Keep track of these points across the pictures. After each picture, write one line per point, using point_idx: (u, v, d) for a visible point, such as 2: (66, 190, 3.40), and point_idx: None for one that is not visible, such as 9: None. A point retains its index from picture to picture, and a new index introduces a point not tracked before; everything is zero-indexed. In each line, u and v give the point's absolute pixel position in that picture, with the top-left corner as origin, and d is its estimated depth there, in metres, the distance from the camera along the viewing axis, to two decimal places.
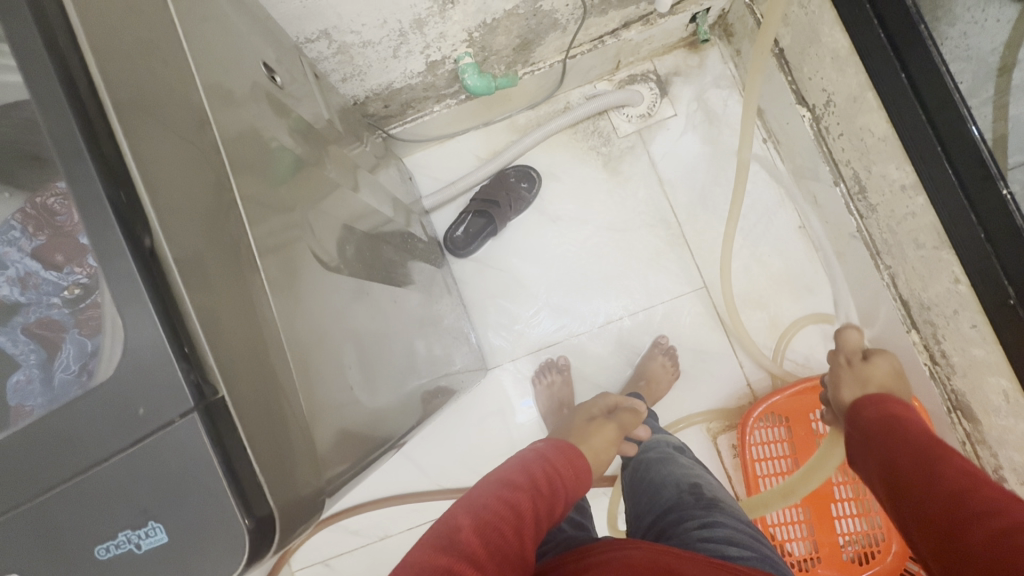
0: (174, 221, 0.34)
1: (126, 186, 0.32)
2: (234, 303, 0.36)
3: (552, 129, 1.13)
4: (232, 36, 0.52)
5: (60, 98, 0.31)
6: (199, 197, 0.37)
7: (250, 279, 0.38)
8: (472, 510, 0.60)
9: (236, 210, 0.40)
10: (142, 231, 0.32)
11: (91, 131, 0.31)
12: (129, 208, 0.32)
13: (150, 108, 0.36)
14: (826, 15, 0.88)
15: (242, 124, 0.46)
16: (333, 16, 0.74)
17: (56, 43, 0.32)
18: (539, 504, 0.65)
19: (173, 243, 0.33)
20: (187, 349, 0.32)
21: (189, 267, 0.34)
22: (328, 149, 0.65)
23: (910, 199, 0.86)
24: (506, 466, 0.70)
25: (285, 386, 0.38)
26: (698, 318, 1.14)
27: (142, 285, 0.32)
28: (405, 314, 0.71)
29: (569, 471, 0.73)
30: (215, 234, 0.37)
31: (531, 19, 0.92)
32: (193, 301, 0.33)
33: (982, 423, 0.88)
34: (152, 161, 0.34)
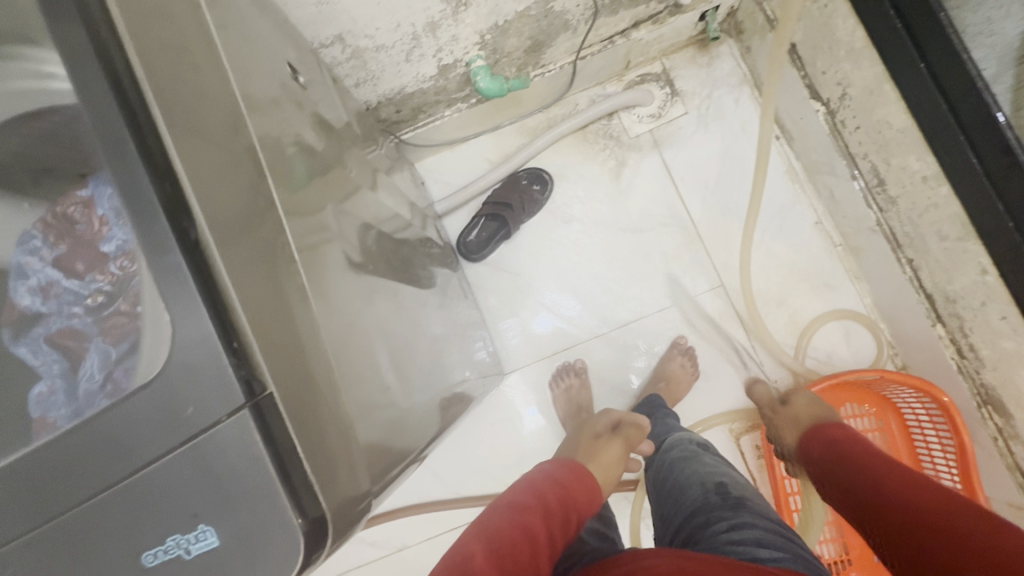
0: (216, 214, 0.34)
1: (171, 179, 0.32)
2: (274, 298, 0.35)
3: (562, 131, 1.13)
4: (256, 38, 0.52)
5: (107, 100, 0.31)
6: (236, 193, 0.37)
7: (286, 273, 0.38)
8: (484, 536, 0.59)
9: (272, 208, 0.40)
10: (187, 223, 0.32)
11: (138, 129, 0.32)
12: (175, 202, 0.32)
13: (187, 100, 0.36)
14: (840, 8, 0.88)
15: (270, 125, 0.46)
16: (348, 21, 0.74)
17: (104, 46, 0.32)
18: (554, 524, 0.63)
19: (217, 236, 0.33)
20: (237, 344, 0.32)
21: (233, 260, 0.33)
22: (349, 151, 0.65)
23: (932, 190, 0.85)
24: (517, 490, 0.68)
25: (323, 381, 0.37)
26: (716, 317, 1.13)
27: (191, 279, 0.31)
28: (426, 317, 0.70)
29: (580, 490, 0.71)
30: (254, 231, 0.37)
31: (542, 21, 0.92)
32: (239, 296, 0.33)
33: (1014, 416, 0.87)
34: (194, 157, 0.34)
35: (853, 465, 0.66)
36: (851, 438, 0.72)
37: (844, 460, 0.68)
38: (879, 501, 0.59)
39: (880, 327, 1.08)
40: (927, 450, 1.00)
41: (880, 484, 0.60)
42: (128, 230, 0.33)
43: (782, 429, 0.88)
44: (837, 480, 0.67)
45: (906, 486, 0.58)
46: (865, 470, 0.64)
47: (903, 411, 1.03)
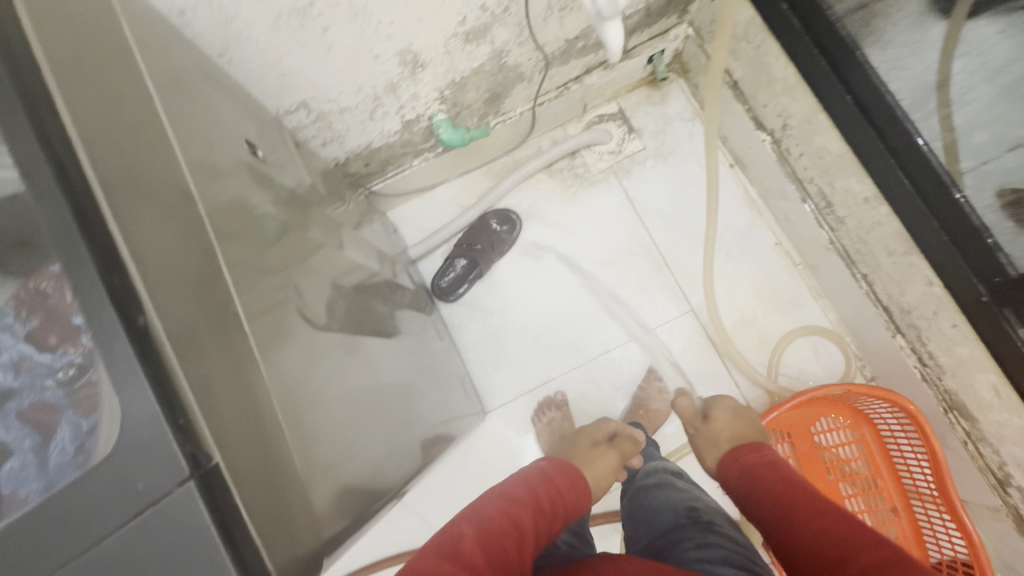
0: (163, 297, 0.36)
1: (118, 269, 0.34)
2: (221, 373, 0.37)
3: (528, 171, 1.18)
4: (214, 116, 0.55)
5: (56, 195, 0.33)
6: (183, 271, 0.39)
7: (234, 346, 0.40)
8: (475, 520, 0.61)
9: (220, 282, 0.42)
10: (135, 310, 0.34)
11: (87, 226, 0.33)
12: (122, 290, 0.34)
13: (134, 187, 0.38)
14: (772, 48, 0.94)
15: (225, 199, 0.49)
16: (310, 88, 0.78)
17: (49, 139, 0.33)
18: (542, 523, 0.64)
19: (165, 320, 0.35)
20: (182, 421, 0.33)
21: (181, 343, 0.35)
22: (312, 212, 0.68)
23: (874, 210, 0.89)
24: (511, 482, 0.69)
25: (270, 444, 0.39)
26: (689, 341, 1.16)
27: (137, 362, 0.33)
28: (395, 365, 0.72)
29: (572, 493, 0.72)
30: (202, 308, 0.39)
31: (498, 74, 0.97)
32: (187, 375, 0.34)
33: (979, 420, 0.89)
34: (143, 246, 0.36)
35: (763, 494, 0.73)
36: (763, 465, 0.79)
37: (757, 489, 0.75)
38: (783, 530, 0.66)
39: (846, 341, 1.11)
40: (903, 459, 1.01)
41: (782, 513, 0.67)
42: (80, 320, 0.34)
43: (705, 449, 0.96)
44: (758, 497, 0.73)
45: (804, 516, 0.65)
46: (773, 498, 0.71)
47: (876, 422, 1.05)
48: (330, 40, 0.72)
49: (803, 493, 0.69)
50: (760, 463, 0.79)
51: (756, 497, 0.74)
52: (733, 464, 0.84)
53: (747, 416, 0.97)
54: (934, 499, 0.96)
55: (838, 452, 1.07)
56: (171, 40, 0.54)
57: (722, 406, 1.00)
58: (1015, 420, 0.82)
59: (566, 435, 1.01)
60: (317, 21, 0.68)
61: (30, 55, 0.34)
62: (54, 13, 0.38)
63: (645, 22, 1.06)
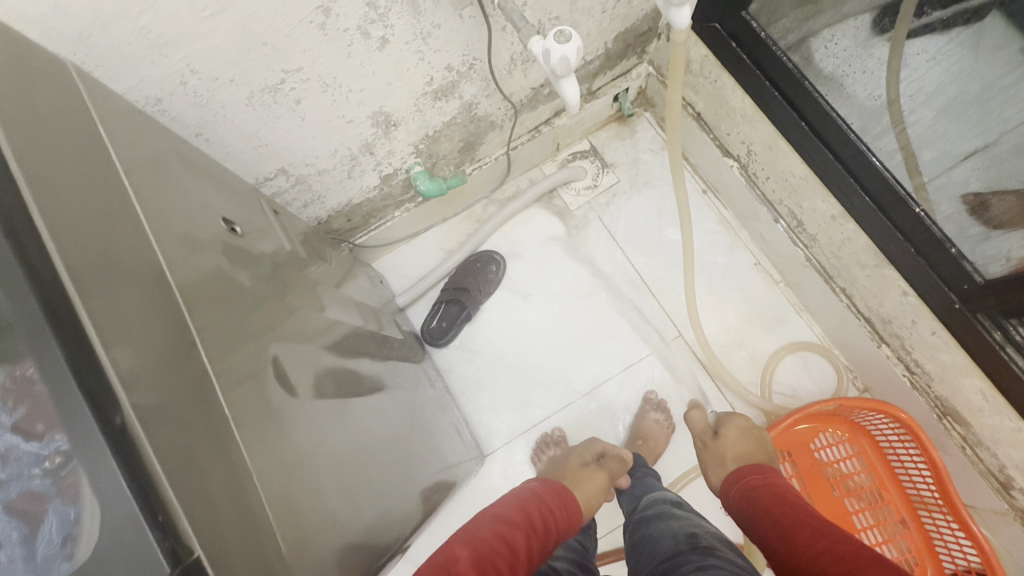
0: (138, 394, 0.36)
1: (93, 372, 0.34)
2: (195, 464, 0.38)
3: (508, 213, 1.21)
4: (191, 196, 0.57)
5: (32, 305, 0.34)
6: (160, 363, 0.40)
7: (212, 433, 0.41)
8: (471, 543, 0.67)
9: (197, 369, 0.43)
10: (112, 410, 0.34)
11: (65, 333, 0.34)
12: (101, 390, 0.34)
13: (108, 286, 0.39)
14: (726, 82, 0.98)
15: (204, 279, 0.50)
16: (287, 155, 0.81)
17: (23, 246, 0.34)
18: (533, 540, 0.73)
19: (141, 418, 0.35)
20: (161, 517, 0.34)
21: (159, 439, 0.36)
22: (293, 277, 0.70)
23: (842, 226, 0.93)
24: (506, 504, 0.78)
25: (245, 531, 0.39)
26: (680, 366, 1.16)
27: (115, 463, 0.34)
28: (385, 421, 0.73)
29: (561, 512, 0.82)
30: (180, 403, 0.39)
31: (469, 125, 1.01)
32: (165, 471, 0.35)
33: (973, 425, 0.90)
34: (121, 344, 0.37)
35: (766, 516, 0.73)
36: (766, 487, 0.79)
37: (759, 511, 0.75)
38: (786, 551, 0.66)
39: (835, 353, 1.12)
40: (904, 469, 1.02)
41: (786, 534, 0.67)
42: (57, 427, 0.34)
43: (711, 464, 0.96)
44: (761, 516, 0.74)
45: (806, 537, 0.65)
46: (775, 521, 0.71)
47: (874, 433, 1.05)
48: (303, 111, 0.75)
49: (806, 515, 0.69)
50: (763, 483, 0.80)
51: (760, 515, 0.74)
52: (736, 483, 0.85)
53: (758, 435, 0.96)
54: (939, 507, 0.96)
55: (841, 468, 1.06)
56: (149, 129, 0.57)
57: (733, 423, 0.99)
58: (1006, 422, 0.83)
59: (560, 455, 1.04)
60: (289, 95, 0.71)
61: (8, 170, 0.36)
62: (28, 126, 0.40)
63: (606, 65, 1.11)
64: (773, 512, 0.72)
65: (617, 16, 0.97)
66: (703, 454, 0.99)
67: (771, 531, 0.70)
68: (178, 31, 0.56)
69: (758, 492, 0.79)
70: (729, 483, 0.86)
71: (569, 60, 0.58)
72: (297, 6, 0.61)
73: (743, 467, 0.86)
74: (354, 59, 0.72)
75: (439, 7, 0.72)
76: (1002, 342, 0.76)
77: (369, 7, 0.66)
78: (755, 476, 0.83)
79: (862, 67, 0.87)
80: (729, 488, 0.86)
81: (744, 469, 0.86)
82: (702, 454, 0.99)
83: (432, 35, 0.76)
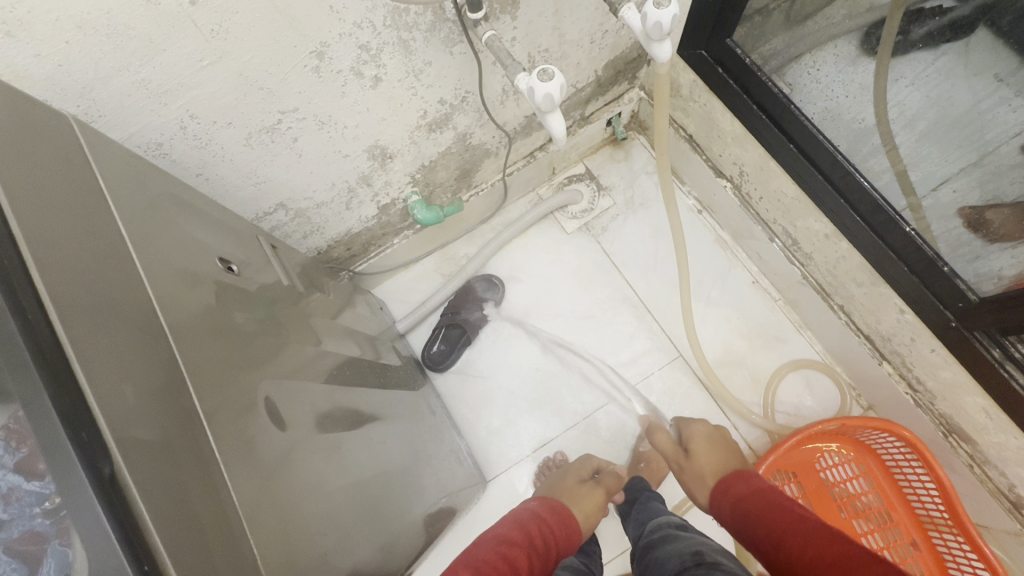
0: (130, 443, 0.37)
1: (87, 425, 0.35)
2: (188, 509, 0.38)
3: (505, 238, 1.22)
4: (189, 236, 0.58)
5: (28, 363, 0.35)
6: (151, 408, 0.40)
7: (205, 475, 0.41)
8: (473, 564, 0.69)
9: (189, 412, 0.43)
10: (102, 460, 0.35)
11: (58, 387, 0.35)
12: (93, 443, 0.35)
13: (103, 335, 0.40)
14: (715, 105, 1.00)
15: (202, 320, 0.51)
16: (286, 190, 0.83)
17: (21, 306, 0.35)
18: (534, 558, 0.74)
19: (132, 465, 0.36)
20: (148, 567, 0.34)
21: (151, 487, 0.37)
22: (289, 312, 0.71)
23: (836, 245, 0.93)
24: (505, 525, 0.80)
25: (236, 573, 0.40)
26: (682, 387, 1.16)
27: (103, 515, 0.34)
28: (383, 452, 0.73)
29: (561, 529, 0.83)
30: (172, 448, 0.40)
31: (464, 154, 1.03)
32: (153, 521, 0.35)
33: (979, 443, 0.89)
34: (114, 391, 0.38)
35: (757, 522, 0.73)
36: (755, 495, 0.78)
37: (751, 521, 0.74)
38: (783, 559, 0.65)
39: (837, 371, 1.11)
40: (913, 490, 1.00)
41: (779, 548, 0.66)
42: (54, 477, 0.35)
43: (692, 484, 0.94)
44: (754, 525, 0.73)
45: (799, 541, 0.65)
46: (768, 528, 0.70)
47: (880, 453, 1.04)
48: (300, 147, 0.77)
49: (798, 522, 0.67)
50: (748, 492, 0.79)
51: (752, 524, 0.73)
52: (723, 494, 0.83)
53: (724, 442, 0.98)
54: (948, 527, 0.94)
55: (848, 488, 1.05)
56: (149, 172, 0.58)
57: (697, 434, 1.00)
58: (1012, 441, 0.82)
59: (552, 474, 1.06)
60: (285, 133, 0.74)
61: (8, 227, 0.37)
62: (20, 182, 0.41)
63: (597, 91, 1.13)
64: (767, 521, 0.71)
65: (605, 45, 1.00)
66: (681, 474, 0.97)
67: (767, 539, 0.69)
68: (177, 81, 0.59)
69: (747, 500, 0.78)
70: (720, 493, 0.84)
71: (553, 97, 0.59)
72: (291, 52, 0.63)
73: (729, 476, 0.85)
74: (348, 98, 0.74)
75: (430, 46, 0.74)
76: (1001, 358, 0.76)
77: (361, 50, 0.69)
78: (738, 481, 0.83)
79: (844, 92, 0.89)
80: (719, 494, 0.84)
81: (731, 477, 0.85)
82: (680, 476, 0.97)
83: (423, 72, 0.78)
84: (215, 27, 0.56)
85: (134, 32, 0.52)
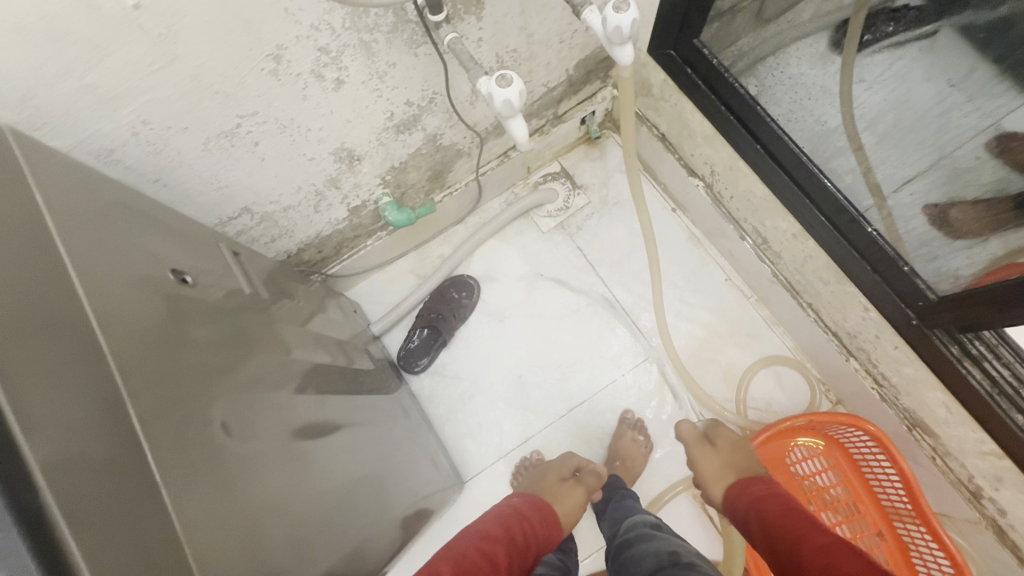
0: (58, 471, 0.36)
1: (9, 455, 0.34)
2: (125, 533, 0.37)
3: (480, 238, 1.22)
4: (138, 246, 0.56)
5: None
6: (88, 431, 0.39)
7: (149, 499, 0.40)
8: (452, 559, 0.69)
9: (132, 430, 0.42)
10: (26, 493, 0.34)
11: None
12: (17, 474, 0.34)
13: (32, 357, 0.38)
14: (685, 105, 1.00)
15: (154, 334, 0.49)
16: (249, 194, 0.82)
17: None
18: (513, 555, 0.74)
19: (60, 495, 0.35)
20: None
21: (81, 517, 0.35)
22: (253, 320, 0.69)
23: (803, 245, 0.94)
24: (487, 520, 0.80)
25: None
26: (656, 385, 1.17)
27: (26, 551, 0.33)
28: (353, 459, 0.73)
29: (540, 525, 0.84)
30: (110, 471, 0.38)
31: (435, 154, 1.02)
32: (83, 552, 0.34)
33: (940, 436, 0.91)
34: (39, 417, 0.36)
35: (772, 521, 0.74)
36: (773, 498, 0.79)
37: (764, 521, 0.75)
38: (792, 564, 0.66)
39: (807, 366, 1.13)
40: (878, 481, 1.02)
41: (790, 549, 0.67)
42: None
43: (709, 479, 0.94)
44: (768, 525, 0.74)
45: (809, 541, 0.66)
46: (781, 531, 0.71)
47: (847, 446, 1.06)
48: (263, 152, 0.76)
49: (811, 526, 0.69)
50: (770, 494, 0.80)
51: (766, 524, 0.74)
52: (742, 493, 0.84)
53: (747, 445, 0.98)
54: (911, 518, 0.97)
55: (817, 481, 1.07)
56: (94, 183, 0.57)
57: (725, 433, 1.00)
58: (971, 434, 0.84)
59: (531, 472, 1.07)
60: (246, 137, 0.72)
61: None
62: None
63: (570, 91, 1.13)
64: (782, 524, 0.72)
65: (575, 45, 0.99)
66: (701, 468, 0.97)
67: (775, 542, 0.70)
68: (124, 86, 0.57)
69: (764, 503, 0.79)
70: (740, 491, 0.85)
71: (512, 103, 0.59)
72: (246, 55, 0.62)
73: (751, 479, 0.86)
74: (310, 101, 0.73)
75: (393, 47, 0.73)
76: (960, 355, 0.78)
77: (321, 52, 0.67)
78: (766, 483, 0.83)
79: (807, 94, 0.91)
80: (737, 493, 0.86)
81: (752, 480, 0.86)
82: (699, 469, 0.96)
83: (387, 74, 0.77)
84: (163, 31, 0.55)
85: (75, 37, 0.50)
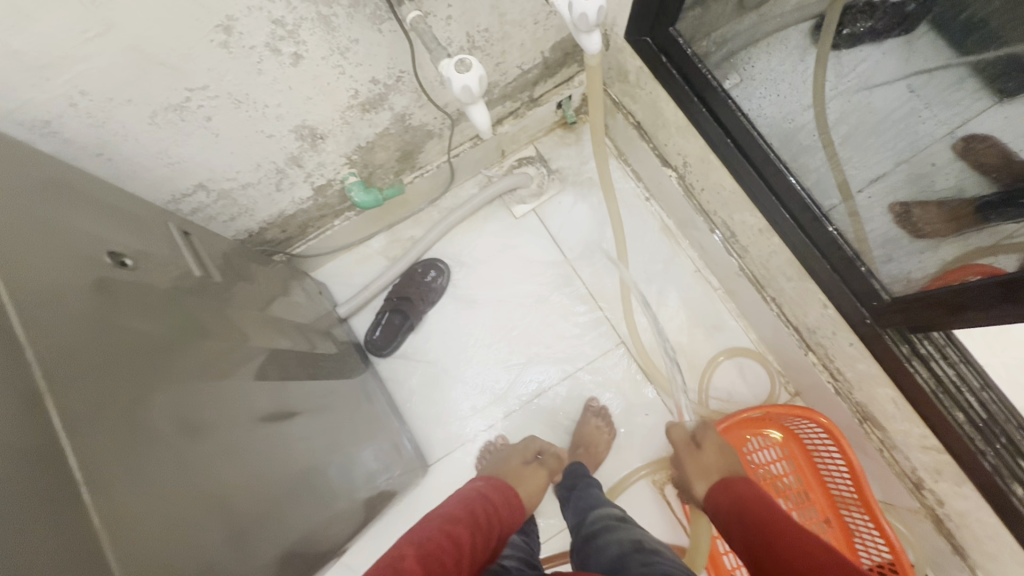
0: None
1: None
2: (40, 525, 0.36)
3: (452, 221, 1.20)
4: (72, 226, 0.53)
5: None
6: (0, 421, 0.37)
7: (72, 495, 0.38)
8: (416, 542, 0.69)
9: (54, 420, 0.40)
10: None
11: None
12: None
13: None
14: (660, 94, 0.99)
15: (88, 321, 0.47)
16: (205, 171, 0.78)
17: None
18: (477, 536, 0.74)
19: None
20: None
21: None
22: (205, 303, 0.67)
23: (768, 240, 0.96)
24: (451, 504, 0.80)
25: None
26: (622, 373, 1.18)
27: None
28: (309, 444, 0.72)
29: (505, 507, 0.85)
30: (25, 462, 0.37)
31: (404, 134, 0.99)
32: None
33: (888, 430, 0.94)
34: None
35: (756, 519, 0.74)
36: (756, 498, 0.79)
37: (748, 517, 0.75)
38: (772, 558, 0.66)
39: (769, 359, 1.15)
40: (829, 472, 1.06)
41: (771, 543, 0.68)
42: None
43: (693, 477, 0.94)
44: (752, 522, 0.74)
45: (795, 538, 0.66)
46: (763, 529, 0.71)
47: (801, 438, 1.10)
48: (217, 127, 0.73)
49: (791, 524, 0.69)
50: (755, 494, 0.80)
51: (749, 522, 0.74)
52: (727, 490, 0.84)
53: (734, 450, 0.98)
54: (857, 507, 1.01)
55: (771, 470, 1.11)
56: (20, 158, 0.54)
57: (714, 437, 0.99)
58: (915, 429, 0.87)
59: (495, 454, 1.08)
60: (197, 112, 0.69)
61: None
62: None
63: (546, 73, 1.10)
64: (764, 523, 0.72)
65: (551, 27, 0.96)
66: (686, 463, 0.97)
67: (755, 540, 0.71)
68: (60, 55, 0.53)
69: (750, 501, 0.79)
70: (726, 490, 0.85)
71: (471, 89, 0.57)
72: (193, 25, 0.58)
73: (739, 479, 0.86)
74: (266, 76, 0.70)
75: (355, 22, 0.70)
76: (909, 354, 0.79)
77: (276, 25, 0.64)
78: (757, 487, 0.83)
79: (778, 91, 0.90)
80: (722, 489, 0.86)
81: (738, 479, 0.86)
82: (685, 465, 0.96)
83: (350, 50, 0.74)
84: None
85: None
